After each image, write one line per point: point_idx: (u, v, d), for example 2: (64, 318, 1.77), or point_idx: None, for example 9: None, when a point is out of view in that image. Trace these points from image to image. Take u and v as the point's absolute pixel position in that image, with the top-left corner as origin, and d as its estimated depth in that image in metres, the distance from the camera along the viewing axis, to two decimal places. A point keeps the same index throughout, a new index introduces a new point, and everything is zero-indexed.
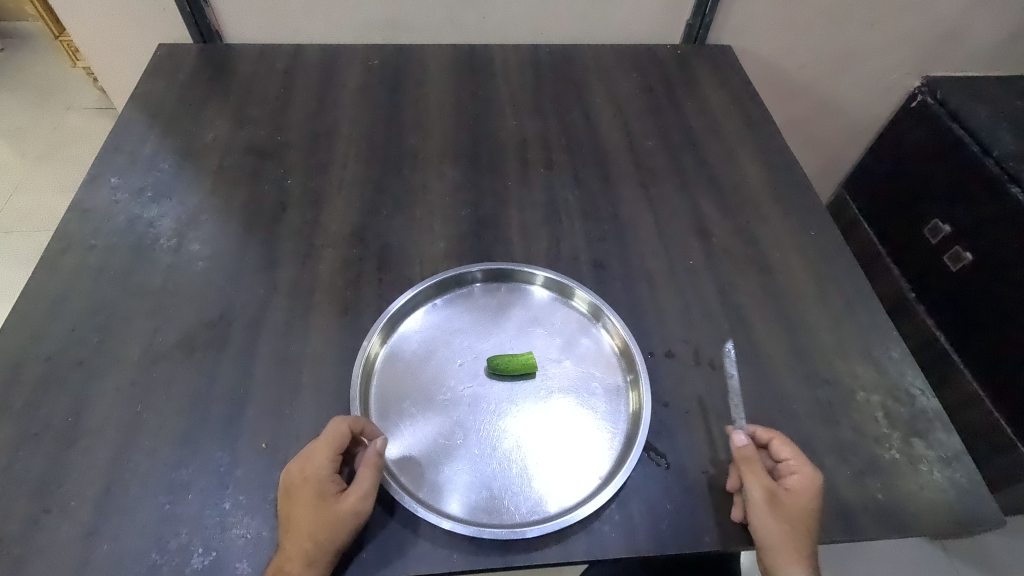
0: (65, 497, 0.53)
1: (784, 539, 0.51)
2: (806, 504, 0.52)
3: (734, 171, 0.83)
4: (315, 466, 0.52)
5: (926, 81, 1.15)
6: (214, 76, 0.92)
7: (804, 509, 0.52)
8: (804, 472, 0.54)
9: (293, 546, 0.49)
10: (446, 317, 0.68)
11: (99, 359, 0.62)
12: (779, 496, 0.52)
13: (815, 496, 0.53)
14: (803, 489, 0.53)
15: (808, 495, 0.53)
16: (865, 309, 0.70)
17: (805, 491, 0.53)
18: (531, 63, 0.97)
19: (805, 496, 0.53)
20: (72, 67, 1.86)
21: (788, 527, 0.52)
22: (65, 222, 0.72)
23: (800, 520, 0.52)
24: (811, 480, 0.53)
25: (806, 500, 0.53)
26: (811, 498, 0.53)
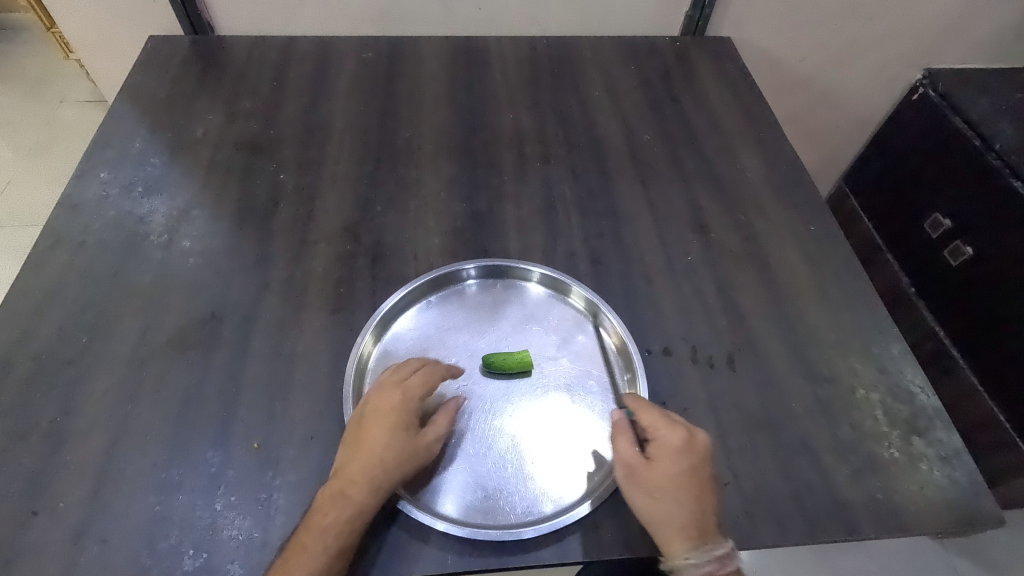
0: (55, 498, 0.53)
1: (658, 509, 0.51)
2: (672, 469, 0.52)
3: (732, 165, 0.82)
4: (408, 399, 0.55)
5: (927, 73, 1.13)
6: (205, 69, 0.90)
7: (670, 473, 0.52)
8: (665, 438, 0.53)
9: (363, 470, 0.51)
10: (440, 315, 0.67)
11: (88, 358, 0.61)
12: (637, 468, 0.53)
13: (685, 459, 0.52)
14: (667, 454, 0.53)
15: (671, 459, 0.52)
16: (864, 305, 0.69)
17: (669, 456, 0.52)
18: (527, 55, 0.96)
19: (669, 461, 0.52)
20: (64, 59, 1.84)
21: (658, 497, 0.51)
22: (54, 218, 0.71)
23: (670, 487, 0.51)
24: (675, 445, 0.53)
25: (673, 464, 0.52)
26: (678, 462, 0.52)
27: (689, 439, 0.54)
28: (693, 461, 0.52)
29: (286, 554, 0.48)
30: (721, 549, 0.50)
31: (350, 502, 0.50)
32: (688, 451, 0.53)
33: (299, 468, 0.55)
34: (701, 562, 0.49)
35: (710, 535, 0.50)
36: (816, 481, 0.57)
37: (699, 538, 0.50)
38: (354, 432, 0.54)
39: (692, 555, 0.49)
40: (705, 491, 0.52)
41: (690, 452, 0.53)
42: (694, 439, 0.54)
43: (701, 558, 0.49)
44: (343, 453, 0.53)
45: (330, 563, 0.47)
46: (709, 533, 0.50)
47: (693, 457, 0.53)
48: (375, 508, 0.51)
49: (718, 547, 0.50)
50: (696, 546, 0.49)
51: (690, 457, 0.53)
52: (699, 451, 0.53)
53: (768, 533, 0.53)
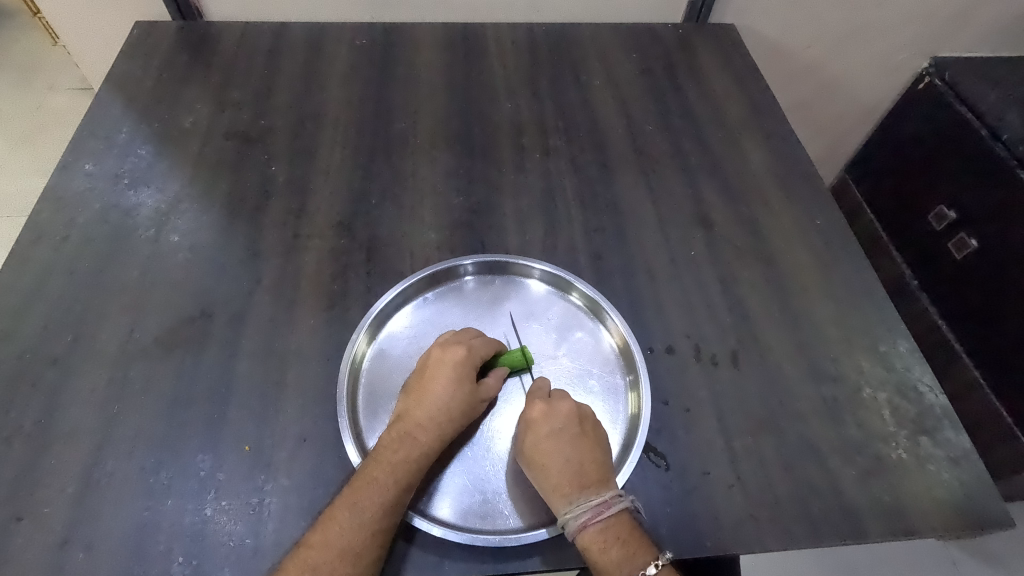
0: (39, 503, 0.51)
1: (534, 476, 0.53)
2: (536, 435, 0.54)
3: (736, 157, 0.80)
4: (475, 352, 0.57)
5: (934, 62, 1.11)
6: (194, 56, 0.87)
7: (535, 440, 0.53)
8: (532, 406, 0.55)
9: (431, 417, 0.53)
10: (436, 312, 0.65)
11: (73, 358, 0.59)
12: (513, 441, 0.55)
13: (546, 424, 0.54)
14: (531, 423, 0.54)
15: (535, 425, 0.54)
16: (871, 301, 0.68)
17: (532, 425, 0.54)
18: (526, 43, 0.93)
19: (533, 430, 0.54)
20: (54, 46, 1.80)
21: (531, 463, 0.53)
22: (37, 211, 0.69)
23: (538, 451, 0.53)
24: (535, 414, 0.55)
25: (537, 431, 0.54)
26: (540, 428, 0.54)
27: (549, 405, 0.55)
28: (556, 423, 0.54)
29: (353, 484, 0.50)
30: (598, 498, 0.50)
31: (417, 443, 0.52)
32: (548, 417, 0.54)
33: (291, 471, 0.54)
34: (578, 514, 0.49)
35: (588, 488, 0.51)
36: (822, 482, 0.55)
37: (575, 492, 0.51)
38: (419, 380, 0.56)
39: (569, 509, 0.50)
40: (575, 447, 0.53)
41: (552, 417, 0.54)
42: (556, 404, 0.55)
43: (576, 510, 0.50)
44: (409, 399, 0.55)
45: (399, 498, 0.50)
46: (586, 487, 0.51)
47: (556, 420, 0.54)
48: (438, 453, 0.53)
49: (595, 497, 0.50)
50: (571, 501, 0.50)
51: (550, 419, 0.54)
52: (562, 414, 0.54)
53: (773, 536, 0.52)
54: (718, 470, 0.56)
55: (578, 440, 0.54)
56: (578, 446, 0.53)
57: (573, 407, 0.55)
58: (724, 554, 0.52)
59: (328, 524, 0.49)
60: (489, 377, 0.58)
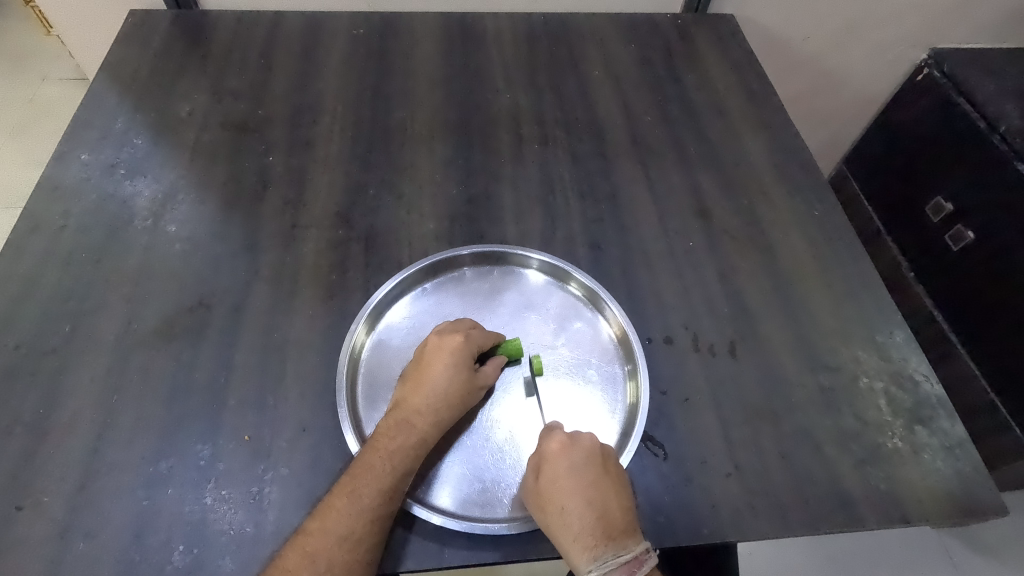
0: (39, 493, 0.51)
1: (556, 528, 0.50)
2: (556, 477, 0.52)
3: (735, 148, 0.80)
4: (473, 340, 0.57)
5: (932, 53, 1.11)
6: (190, 45, 0.87)
7: (554, 481, 0.52)
8: (555, 446, 0.53)
9: (428, 403, 0.54)
10: (435, 302, 0.65)
11: (71, 348, 0.59)
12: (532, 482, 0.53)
13: (566, 463, 0.52)
14: (550, 463, 0.52)
15: (557, 468, 0.52)
16: (868, 291, 0.68)
17: (551, 464, 0.52)
18: (524, 32, 0.92)
19: (552, 471, 0.52)
20: (47, 35, 1.78)
21: (552, 511, 0.51)
22: (32, 201, 0.69)
23: (560, 498, 0.51)
24: (555, 451, 0.53)
25: (556, 473, 0.52)
26: (560, 467, 0.52)
27: (569, 442, 0.53)
28: (576, 462, 0.52)
29: (352, 471, 0.50)
30: (627, 554, 0.48)
31: (415, 430, 0.52)
32: (570, 456, 0.52)
33: (291, 461, 0.54)
34: (606, 573, 0.48)
35: (615, 539, 0.49)
36: (819, 472, 0.56)
37: (600, 545, 0.49)
38: (417, 368, 0.56)
39: (594, 566, 0.48)
40: (597, 491, 0.51)
41: (572, 455, 0.52)
42: (576, 440, 0.53)
43: (603, 569, 0.48)
44: (406, 386, 0.55)
45: (397, 483, 0.50)
46: (612, 538, 0.49)
47: (576, 459, 0.52)
48: (436, 440, 0.54)
49: (624, 553, 0.49)
50: (596, 556, 0.49)
51: (571, 460, 0.52)
52: (584, 451, 0.53)
53: (770, 525, 0.53)
54: (716, 459, 0.56)
55: (601, 484, 0.52)
56: (602, 490, 0.51)
57: (594, 443, 0.53)
58: (721, 542, 0.52)
59: (326, 512, 0.49)
60: (487, 365, 0.58)
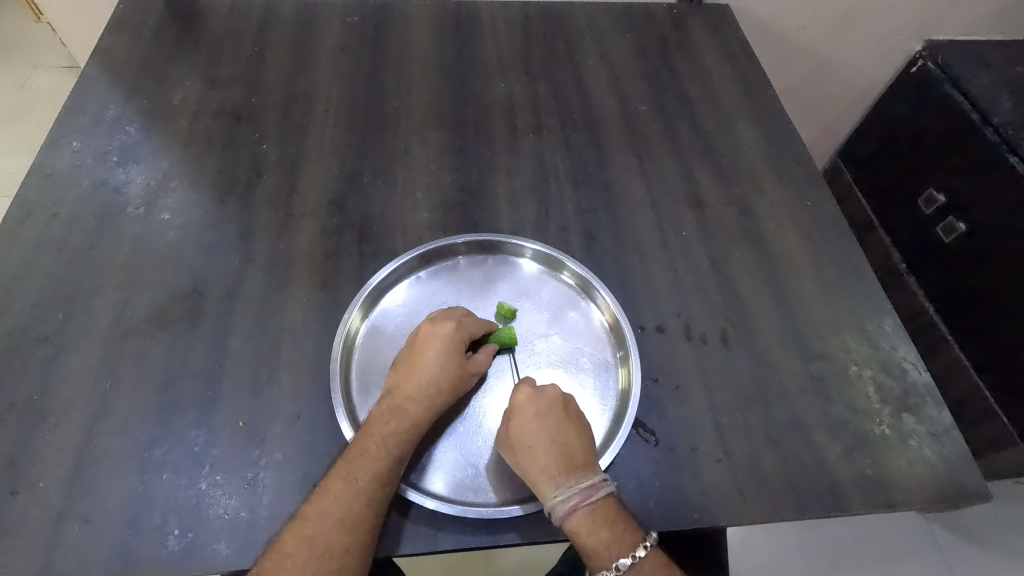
0: (33, 478, 0.51)
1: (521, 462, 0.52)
2: (523, 419, 0.54)
3: (729, 138, 0.80)
4: (464, 327, 0.57)
5: (927, 45, 1.11)
6: (182, 33, 0.86)
7: (521, 423, 0.54)
8: (520, 389, 0.55)
9: (420, 389, 0.54)
10: (429, 290, 0.65)
11: (65, 335, 0.59)
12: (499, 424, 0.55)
13: (533, 408, 0.54)
14: (517, 407, 0.55)
15: (522, 408, 0.54)
16: (858, 281, 0.68)
17: (518, 409, 0.54)
18: (519, 22, 0.92)
19: (519, 414, 0.54)
20: (37, 23, 1.77)
21: (518, 446, 0.53)
22: (24, 188, 0.68)
23: (525, 433, 0.53)
24: (522, 397, 0.55)
25: (523, 416, 0.54)
26: (526, 411, 0.54)
27: (536, 390, 0.55)
28: (543, 407, 0.54)
29: (347, 456, 0.51)
30: (586, 481, 0.51)
31: (407, 415, 0.53)
32: (534, 401, 0.54)
33: (285, 447, 0.54)
34: (568, 497, 0.50)
35: (577, 471, 0.52)
36: (807, 458, 0.57)
37: (564, 475, 0.51)
38: (409, 354, 0.56)
39: (558, 492, 0.50)
40: (562, 432, 0.53)
41: (538, 400, 0.55)
42: (543, 389, 0.55)
43: (565, 493, 0.50)
44: (397, 373, 0.56)
45: (392, 467, 0.51)
46: (574, 470, 0.52)
47: (543, 404, 0.54)
48: (428, 424, 0.54)
49: (584, 480, 0.51)
50: (560, 484, 0.51)
51: (536, 400, 0.54)
52: (549, 398, 0.55)
53: (759, 510, 0.53)
54: (705, 446, 0.57)
55: (563, 423, 0.54)
56: (565, 429, 0.54)
57: (559, 393, 0.55)
58: (710, 527, 0.53)
59: (323, 497, 0.49)
60: (478, 353, 0.59)
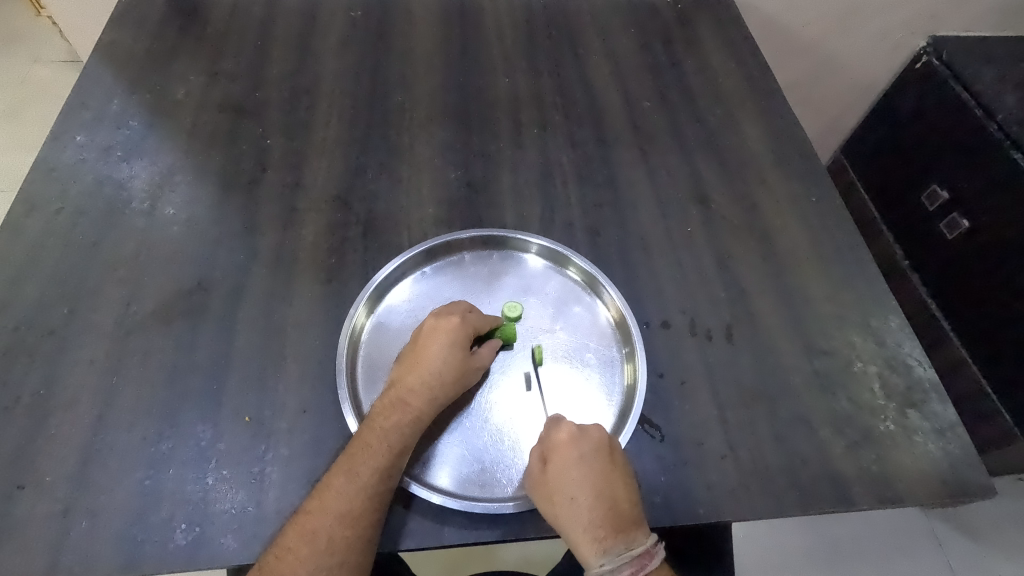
0: (40, 472, 0.52)
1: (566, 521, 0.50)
2: (565, 469, 0.51)
3: (734, 133, 0.80)
4: (468, 322, 0.57)
5: (932, 40, 1.10)
6: (185, 27, 0.86)
7: (564, 475, 0.51)
8: (563, 435, 0.53)
9: (423, 382, 0.54)
10: (435, 286, 0.65)
11: (70, 330, 0.59)
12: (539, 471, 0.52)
13: (576, 455, 0.52)
14: (558, 455, 0.52)
15: (565, 457, 0.52)
16: (863, 276, 0.68)
17: (559, 456, 0.52)
18: (523, 16, 0.92)
19: (561, 464, 0.52)
20: (38, 16, 1.77)
21: (561, 502, 0.51)
22: (28, 182, 0.68)
23: (568, 488, 0.51)
24: (563, 442, 0.53)
25: (565, 464, 0.52)
26: (569, 462, 0.52)
27: (579, 433, 0.53)
28: (586, 456, 0.52)
29: (349, 450, 0.51)
30: (637, 548, 0.49)
31: (410, 408, 0.53)
32: (578, 447, 0.52)
33: (292, 442, 0.54)
34: (616, 566, 0.48)
35: (625, 532, 0.50)
36: (812, 453, 0.57)
37: (611, 539, 0.49)
38: (414, 348, 0.56)
39: (605, 560, 0.49)
40: (609, 486, 0.51)
41: (580, 446, 0.52)
42: (585, 432, 0.53)
43: (614, 562, 0.48)
44: (401, 366, 0.56)
45: (394, 460, 0.51)
46: (622, 532, 0.49)
47: (586, 450, 0.52)
48: (431, 418, 0.54)
49: (634, 547, 0.49)
50: (607, 550, 0.49)
51: (579, 449, 0.52)
52: (592, 444, 0.52)
53: (764, 505, 0.54)
54: (712, 442, 0.57)
55: (609, 475, 0.51)
56: (611, 483, 0.51)
57: (603, 436, 0.53)
58: (715, 522, 0.53)
59: (325, 491, 0.49)
60: (482, 349, 0.59)
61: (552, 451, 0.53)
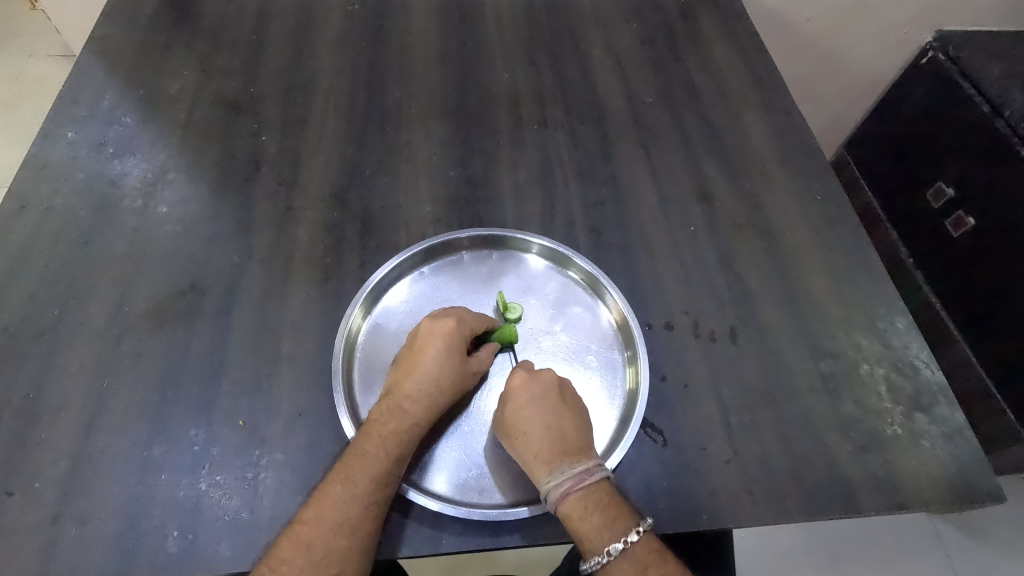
0: (29, 478, 0.50)
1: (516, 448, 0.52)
2: (517, 403, 0.53)
3: (738, 131, 0.78)
4: (465, 324, 0.56)
5: (938, 35, 1.07)
6: (179, 21, 0.84)
7: (516, 407, 0.53)
8: (516, 372, 0.55)
9: (420, 388, 0.53)
10: (433, 286, 0.64)
11: (61, 331, 0.58)
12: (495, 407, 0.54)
13: (528, 392, 0.54)
14: (512, 391, 0.54)
15: (517, 391, 0.54)
16: (870, 277, 0.67)
17: (513, 393, 0.54)
18: (523, 11, 0.90)
19: (514, 399, 0.54)
20: (32, 9, 1.75)
21: (512, 430, 0.53)
22: (18, 180, 0.67)
23: (518, 416, 0.53)
24: (517, 382, 0.54)
25: (517, 399, 0.53)
26: (521, 395, 0.54)
27: (531, 374, 0.55)
28: (537, 390, 0.54)
29: (346, 458, 0.50)
30: (580, 465, 0.50)
31: (407, 414, 0.52)
32: (529, 383, 0.54)
33: (287, 446, 0.53)
34: (560, 482, 0.49)
35: (571, 455, 0.51)
36: (817, 457, 0.56)
37: (558, 460, 0.51)
38: (410, 352, 0.55)
39: (551, 478, 0.50)
40: (557, 416, 0.53)
41: (533, 384, 0.54)
42: (538, 373, 0.55)
43: (559, 478, 0.49)
44: (398, 372, 0.55)
45: (391, 468, 0.49)
46: (568, 455, 0.51)
47: (538, 387, 0.54)
48: (429, 424, 0.53)
49: (577, 464, 0.50)
50: (554, 469, 0.50)
51: (530, 384, 0.54)
52: (544, 382, 0.54)
53: (768, 511, 0.52)
54: (715, 446, 0.56)
55: (558, 408, 0.53)
56: (560, 414, 0.53)
57: (554, 377, 0.55)
58: (719, 528, 0.52)
59: (321, 500, 0.48)
60: (480, 352, 0.57)
61: (506, 388, 0.55)
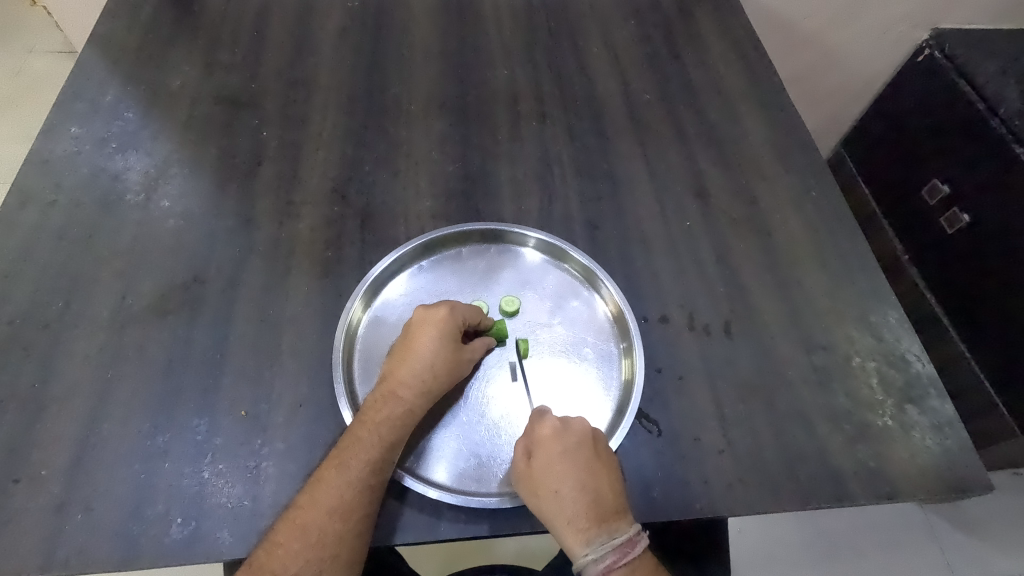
0: (35, 466, 0.51)
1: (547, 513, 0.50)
2: (548, 460, 0.52)
3: (734, 127, 0.79)
4: (458, 312, 0.57)
5: (934, 34, 1.09)
6: (180, 18, 0.85)
7: (547, 465, 0.51)
8: (546, 425, 0.53)
9: (414, 375, 0.54)
10: (432, 280, 0.65)
11: (65, 323, 0.59)
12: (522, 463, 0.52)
13: (559, 446, 0.52)
14: (542, 445, 0.52)
15: (549, 448, 0.52)
16: (863, 272, 0.68)
17: (542, 446, 0.52)
18: (522, 8, 0.91)
19: (544, 454, 0.52)
20: (33, 6, 1.75)
21: (542, 491, 0.51)
22: (22, 174, 0.68)
23: (551, 477, 0.51)
24: (546, 433, 0.53)
25: (547, 454, 0.52)
26: (552, 450, 0.52)
27: (561, 425, 0.53)
28: (568, 445, 0.52)
29: (341, 444, 0.51)
30: (621, 537, 0.50)
31: (401, 401, 0.53)
32: (560, 437, 0.53)
33: (288, 436, 0.54)
34: (601, 556, 0.49)
35: (609, 523, 0.50)
36: (809, 448, 0.57)
37: (596, 530, 0.50)
38: (405, 340, 0.56)
39: (590, 550, 0.49)
40: (591, 475, 0.51)
41: (564, 438, 0.52)
42: (568, 424, 0.53)
43: (599, 552, 0.49)
44: (393, 359, 0.56)
45: (385, 454, 0.50)
46: (606, 522, 0.50)
47: (569, 442, 0.52)
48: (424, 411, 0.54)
49: (618, 536, 0.50)
50: (592, 541, 0.50)
51: (562, 443, 0.52)
52: (575, 436, 0.53)
53: (760, 500, 0.53)
54: (709, 437, 0.57)
55: (592, 466, 0.52)
56: (595, 474, 0.51)
57: (586, 428, 0.53)
58: (712, 516, 0.53)
59: (317, 485, 0.49)
60: (474, 341, 0.58)
61: (535, 442, 0.53)
